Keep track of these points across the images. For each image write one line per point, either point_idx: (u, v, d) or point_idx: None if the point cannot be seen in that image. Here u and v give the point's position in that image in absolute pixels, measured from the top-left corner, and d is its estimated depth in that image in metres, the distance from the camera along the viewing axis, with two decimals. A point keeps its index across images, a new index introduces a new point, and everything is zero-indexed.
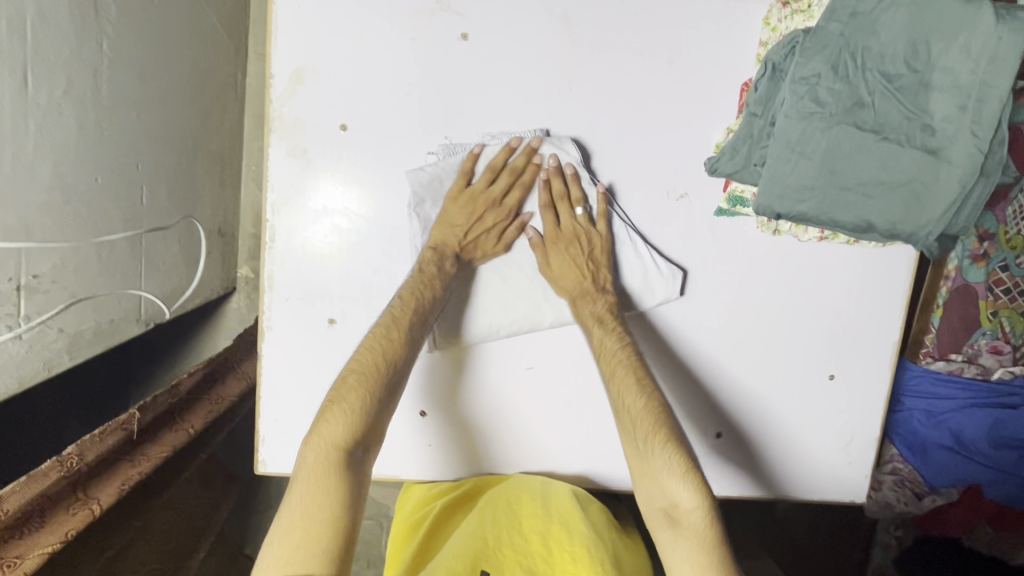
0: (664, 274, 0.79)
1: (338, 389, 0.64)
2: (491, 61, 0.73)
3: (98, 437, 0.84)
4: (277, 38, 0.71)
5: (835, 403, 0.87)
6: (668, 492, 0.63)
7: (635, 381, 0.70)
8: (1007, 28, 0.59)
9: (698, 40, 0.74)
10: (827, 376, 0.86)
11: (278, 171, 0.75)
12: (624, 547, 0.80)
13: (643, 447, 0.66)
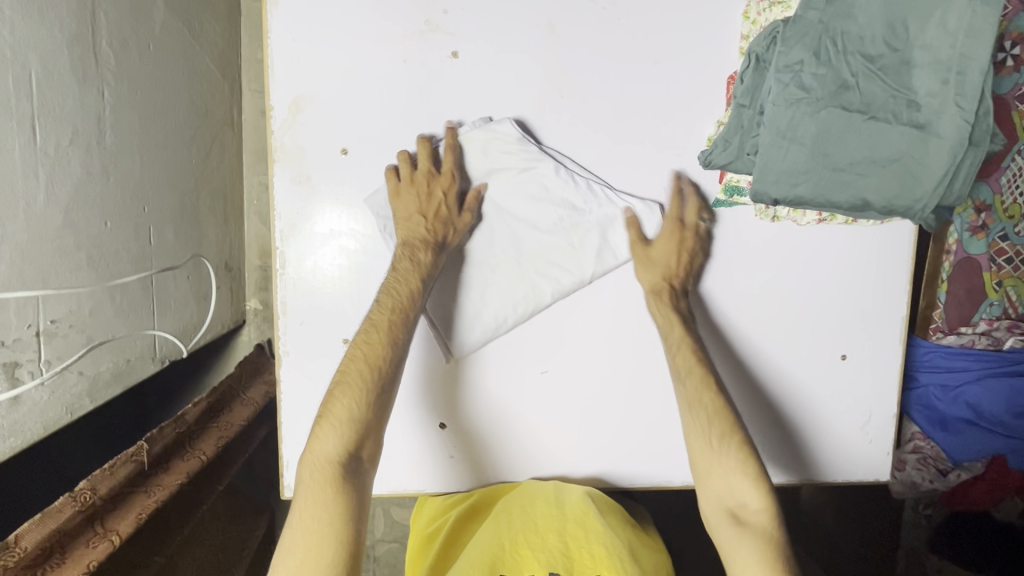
0: (639, 210, 0.78)
1: (327, 402, 0.66)
2: (482, 76, 0.75)
3: (109, 470, 0.86)
4: (274, 71, 0.73)
5: (848, 383, 0.87)
6: (737, 493, 0.69)
7: (709, 384, 0.74)
8: (981, 2, 0.61)
9: (682, 39, 0.76)
10: (839, 356, 0.86)
11: (282, 199, 0.76)
12: (640, 542, 0.81)
13: (719, 447, 0.71)
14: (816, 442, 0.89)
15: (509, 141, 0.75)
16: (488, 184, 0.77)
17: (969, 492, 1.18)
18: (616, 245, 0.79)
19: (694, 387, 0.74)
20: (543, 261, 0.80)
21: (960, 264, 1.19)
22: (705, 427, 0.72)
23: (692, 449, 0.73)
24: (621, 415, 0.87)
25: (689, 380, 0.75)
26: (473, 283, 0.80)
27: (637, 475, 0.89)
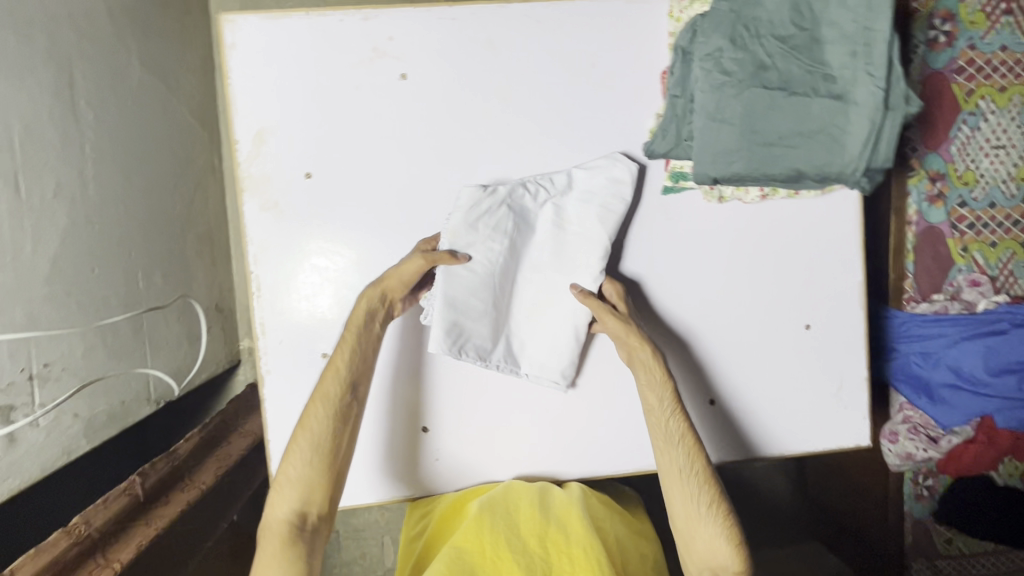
0: (600, 167, 0.81)
1: (284, 462, 0.77)
2: (430, 94, 0.80)
3: (103, 506, 0.90)
4: (237, 108, 0.78)
5: (814, 353, 0.90)
6: (714, 552, 0.79)
7: (685, 454, 0.82)
8: None
9: (617, 43, 0.81)
10: (804, 326, 0.89)
11: (253, 227, 0.80)
12: (621, 531, 0.92)
13: (704, 513, 0.80)
14: (795, 411, 0.91)
15: (473, 197, 0.79)
16: (468, 254, 0.79)
17: (964, 457, 1.19)
18: (607, 201, 0.81)
19: (685, 454, 0.82)
20: (571, 262, 0.83)
21: (923, 233, 1.25)
22: (690, 489, 0.81)
23: (677, 511, 0.82)
24: (595, 401, 0.92)
25: (681, 445, 0.82)
26: (453, 290, 0.79)
27: (618, 458, 0.93)
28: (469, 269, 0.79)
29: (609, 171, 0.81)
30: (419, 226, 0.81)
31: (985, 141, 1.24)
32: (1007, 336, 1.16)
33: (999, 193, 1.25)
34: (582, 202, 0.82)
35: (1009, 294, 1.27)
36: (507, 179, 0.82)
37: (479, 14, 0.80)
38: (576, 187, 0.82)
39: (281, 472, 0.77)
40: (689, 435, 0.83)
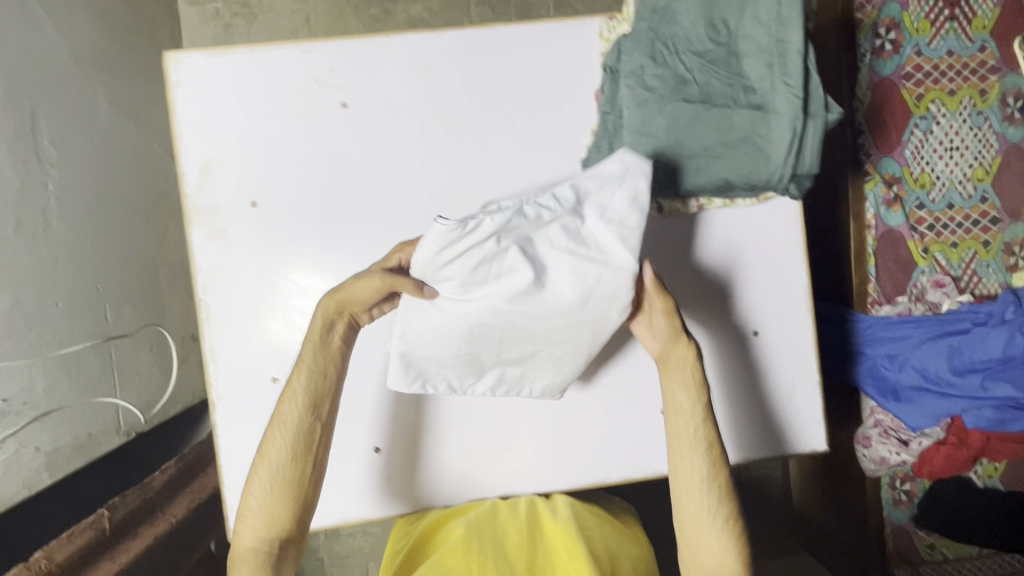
0: (614, 179, 0.72)
1: (247, 485, 0.79)
2: (370, 121, 0.82)
3: (66, 540, 0.92)
4: (183, 142, 0.80)
5: (763, 360, 0.91)
6: (718, 558, 0.81)
7: (707, 462, 0.82)
8: None
9: (550, 64, 0.83)
10: (751, 333, 0.90)
11: (201, 256, 0.81)
12: (614, 533, 0.98)
13: (719, 526, 0.82)
14: (755, 419, 0.92)
15: (451, 231, 0.71)
16: (434, 289, 0.75)
17: (936, 459, 1.20)
18: (624, 216, 0.71)
19: (706, 464, 0.82)
20: (589, 300, 0.74)
21: (883, 236, 1.27)
22: (705, 498, 0.82)
23: (687, 517, 0.83)
24: (549, 414, 0.94)
25: (710, 453, 0.82)
26: (431, 312, 0.76)
27: (575, 470, 0.96)
28: (436, 305, 0.75)
29: (628, 185, 0.71)
30: (363, 249, 0.83)
31: (939, 144, 1.26)
32: (968, 335, 1.15)
33: (956, 194, 1.28)
34: (600, 221, 0.72)
35: (973, 293, 1.29)
36: (449, 198, 0.83)
37: (415, 43, 0.82)
38: (586, 204, 0.73)
39: (244, 501, 0.79)
40: (717, 447, 0.83)
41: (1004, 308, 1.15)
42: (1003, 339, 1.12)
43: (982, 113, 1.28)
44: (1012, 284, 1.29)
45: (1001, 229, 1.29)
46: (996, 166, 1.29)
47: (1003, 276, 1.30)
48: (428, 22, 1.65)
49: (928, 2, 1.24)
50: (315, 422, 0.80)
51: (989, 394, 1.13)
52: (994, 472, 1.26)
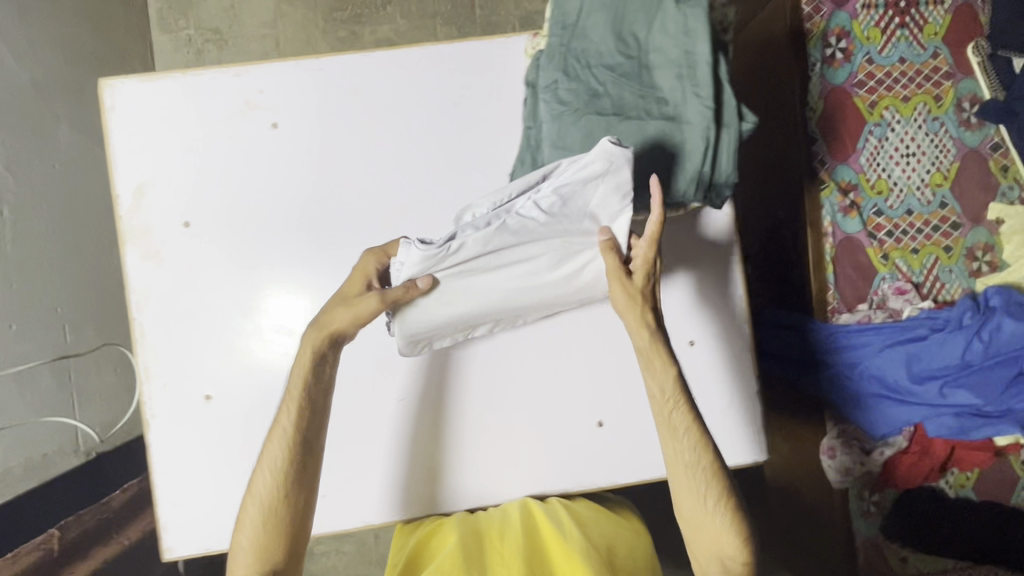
0: (590, 172, 0.71)
1: (239, 523, 0.77)
2: (298, 140, 0.84)
3: (15, 557, 0.96)
4: (117, 165, 0.82)
5: (698, 369, 0.99)
6: (720, 540, 0.80)
7: (690, 448, 0.81)
8: (687, 7, 0.70)
9: (475, 80, 0.84)
10: (687, 343, 0.98)
11: (136, 276, 0.83)
12: (612, 527, 0.97)
13: (712, 507, 0.80)
14: None
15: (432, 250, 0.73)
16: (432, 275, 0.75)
17: (899, 468, 1.21)
18: (607, 204, 0.73)
19: (693, 447, 0.81)
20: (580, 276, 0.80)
21: (842, 243, 1.25)
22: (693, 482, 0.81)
23: (684, 505, 0.82)
24: (487, 426, 0.97)
25: (688, 439, 0.81)
26: (422, 309, 0.77)
27: (514, 483, 0.97)
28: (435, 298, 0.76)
29: (608, 181, 0.71)
30: (292, 265, 0.84)
31: (894, 151, 1.26)
32: (927, 341, 1.16)
33: (914, 200, 1.27)
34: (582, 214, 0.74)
35: (935, 299, 1.27)
36: (376, 215, 0.84)
37: (342, 64, 0.84)
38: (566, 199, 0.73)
39: (235, 538, 0.77)
40: (696, 429, 0.81)
41: (961, 315, 1.15)
42: (962, 345, 1.13)
43: (937, 119, 1.28)
44: (976, 289, 1.27)
45: (962, 234, 1.28)
46: (954, 172, 1.28)
47: (966, 282, 1.28)
48: (395, 43, 1.68)
49: (877, 11, 1.25)
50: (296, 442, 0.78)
51: (948, 401, 1.14)
52: (966, 480, 1.23)
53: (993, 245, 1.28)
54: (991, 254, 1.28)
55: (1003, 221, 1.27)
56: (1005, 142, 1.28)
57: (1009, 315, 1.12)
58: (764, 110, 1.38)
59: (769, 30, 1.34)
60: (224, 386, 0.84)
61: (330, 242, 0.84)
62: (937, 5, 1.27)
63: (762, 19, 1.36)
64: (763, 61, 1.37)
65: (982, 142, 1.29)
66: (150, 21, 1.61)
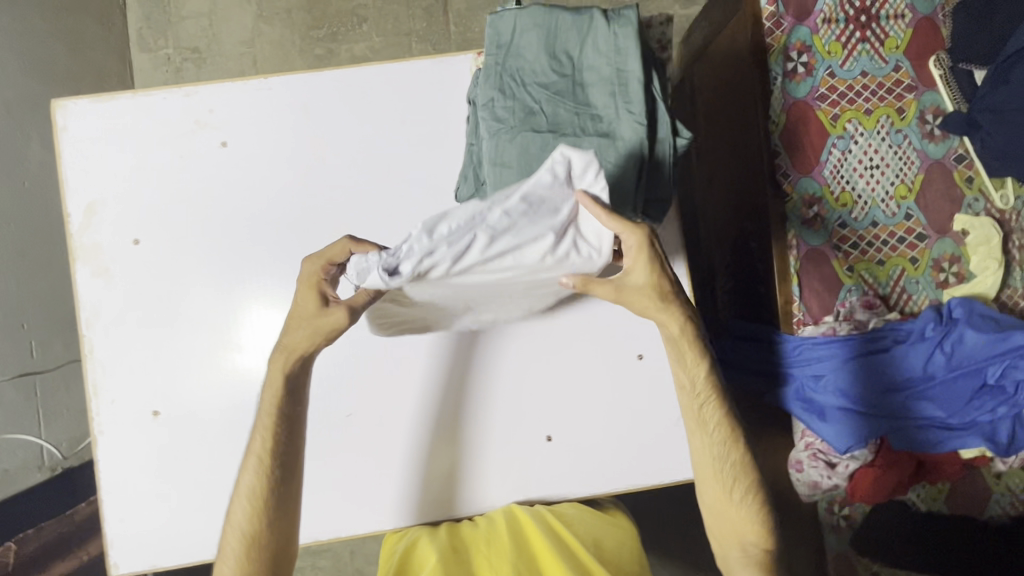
0: (558, 177, 0.64)
1: (221, 553, 0.78)
2: (247, 158, 0.85)
3: None
4: (68, 184, 0.84)
5: (648, 382, 0.96)
6: (742, 527, 0.87)
7: (720, 443, 0.86)
8: (617, 27, 0.73)
9: (422, 100, 0.86)
10: (636, 356, 0.96)
11: (86, 293, 0.84)
12: (599, 523, 0.97)
13: (739, 500, 0.87)
14: (645, 439, 0.96)
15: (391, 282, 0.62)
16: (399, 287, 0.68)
17: (859, 482, 1.17)
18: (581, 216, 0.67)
19: (722, 443, 0.86)
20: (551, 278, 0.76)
21: (807, 255, 1.25)
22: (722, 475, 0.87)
23: (712, 498, 0.88)
24: (440, 441, 0.95)
25: (718, 435, 0.86)
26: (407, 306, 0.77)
27: (467, 499, 0.96)
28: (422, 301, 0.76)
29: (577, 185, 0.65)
30: (241, 282, 0.85)
31: (858, 162, 1.27)
32: (887, 354, 1.18)
33: (879, 212, 1.27)
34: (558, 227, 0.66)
35: (902, 310, 1.27)
36: (324, 231, 0.85)
37: (291, 83, 0.86)
38: (536, 210, 0.64)
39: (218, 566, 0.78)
40: (726, 424, 0.86)
41: (924, 326, 1.17)
42: (924, 356, 1.16)
43: (900, 132, 1.28)
44: (942, 300, 1.27)
45: (928, 245, 1.27)
46: (918, 183, 1.28)
47: (933, 293, 1.28)
48: (372, 60, 1.70)
49: (838, 26, 1.26)
50: (274, 467, 0.78)
51: (910, 413, 1.16)
52: (940, 494, 1.22)
53: (959, 256, 1.28)
54: (958, 265, 1.28)
55: (967, 232, 1.27)
56: (970, 153, 1.29)
57: (970, 326, 1.14)
58: (729, 123, 1.40)
59: (732, 43, 1.34)
60: (171, 402, 0.84)
61: (278, 257, 0.85)
62: (898, 20, 1.28)
63: (725, 34, 1.36)
64: (728, 75, 1.37)
65: (946, 154, 1.29)
66: (130, 40, 1.63)
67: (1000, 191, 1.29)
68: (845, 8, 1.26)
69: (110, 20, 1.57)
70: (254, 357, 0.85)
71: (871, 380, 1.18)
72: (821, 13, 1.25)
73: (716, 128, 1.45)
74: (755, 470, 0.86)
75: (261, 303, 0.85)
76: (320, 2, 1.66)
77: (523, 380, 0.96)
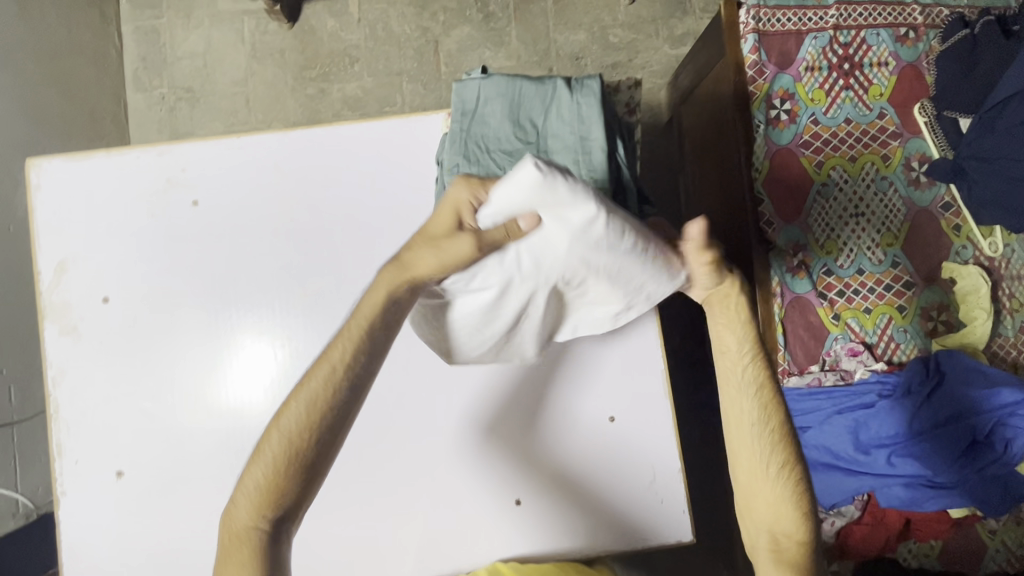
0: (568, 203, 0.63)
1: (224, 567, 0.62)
2: (219, 215, 0.86)
3: None
4: (39, 242, 0.85)
5: (620, 445, 0.94)
6: (780, 516, 0.72)
7: (760, 408, 0.74)
8: (580, 97, 0.74)
9: (393, 160, 0.87)
10: (607, 419, 0.94)
11: (54, 352, 0.85)
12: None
13: (774, 475, 0.73)
14: (621, 506, 0.92)
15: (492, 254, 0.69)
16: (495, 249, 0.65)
17: (851, 539, 1.17)
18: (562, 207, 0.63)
19: (760, 409, 0.74)
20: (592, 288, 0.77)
21: (791, 303, 1.23)
22: (756, 445, 0.74)
23: (746, 474, 0.74)
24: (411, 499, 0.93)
25: (758, 397, 0.74)
26: (497, 309, 0.75)
27: (438, 562, 0.92)
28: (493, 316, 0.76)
29: (555, 207, 0.63)
30: (213, 339, 0.85)
31: (843, 211, 1.26)
32: (874, 410, 1.15)
33: (865, 259, 1.25)
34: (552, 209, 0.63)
35: (889, 361, 1.24)
36: (292, 290, 0.85)
37: (264, 140, 0.87)
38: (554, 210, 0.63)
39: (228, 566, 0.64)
40: (768, 390, 0.75)
41: (910, 380, 1.15)
42: (912, 410, 1.13)
43: (886, 178, 1.27)
44: (931, 349, 1.24)
45: (916, 293, 1.25)
46: (905, 231, 1.27)
47: (922, 342, 1.25)
48: (363, 100, 1.71)
49: (821, 73, 1.26)
50: (304, 451, 0.63)
51: (896, 471, 1.12)
52: (932, 551, 1.18)
53: (948, 304, 1.25)
54: (947, 313, 1.25)
55: (955, 281, 1.26)
56: (956, 201, 1.28)
57: (961, 382, 1.12)
58: (715, 167, 1.39)
59: (716, 89, 1.34)
60: (133, 463, 0.83)
61: (248, 314, 0.85)
62: (881, 68, 1.28)
63: (710, 78, 1.37)
64: (712, 120, 1.37)
65: (932, 201, 1.28)
66: (126, 81, 1.67)
67: (989, 239, 1.27)
68: (828, 56, 1.26)
69: (106, 63, 1.61)
70: (230, 407, 0.84)
71: (861, 431, 1.15)
72: (804, 61, 1.26)
73: (703, 171, 1.46)
74: (795, 445, 0.73)
75: (234, 357, 0.85)
76: (312, 44, 1.69)
77: (503, 420, 0.94)
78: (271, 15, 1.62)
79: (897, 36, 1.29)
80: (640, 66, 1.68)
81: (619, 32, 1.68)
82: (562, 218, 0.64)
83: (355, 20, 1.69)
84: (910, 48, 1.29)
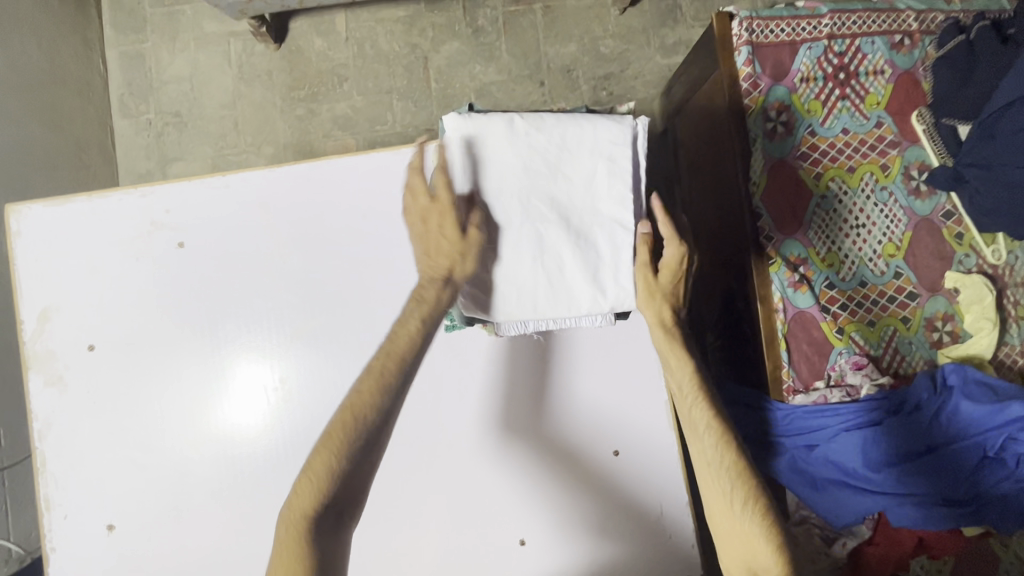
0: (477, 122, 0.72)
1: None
2: (206, 256, 0.86)
3: None
4: (22, 291, 0.85)
5: (626, 479, 0.96)
6: (755, 553, 0.69)
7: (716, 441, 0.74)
8: None
9: (385, 196, 0.86)
10: (612, 453, 0.97)
11: (39, 402, 0.84)
12: None
13: (742, 512, 0.70)
14: (628, 540, 0.95)
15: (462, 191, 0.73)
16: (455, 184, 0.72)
17: (865, 560, 1.14)
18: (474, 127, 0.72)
19: (714, 445, 0.74)
20: (573, 177, 0.74)
21: (794, 318, 1.20)
22: (721, 484, 0.72)
23: (713, 508, 0.73)
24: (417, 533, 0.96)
25: (708, 436, 0.74)
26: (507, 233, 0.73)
27: None
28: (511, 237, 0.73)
29: (471, 128, 0.72)
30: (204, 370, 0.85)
31: (843, 222, 1.24)
32: (883, 427, 1.12)
33: (867, 271, 1.24)
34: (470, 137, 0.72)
35: (896, 372, 1.22)
36: (283, 329, 0.85)
37: (250, 180, 0.86)
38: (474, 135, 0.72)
39: None
40: (719, 424, 0.74)
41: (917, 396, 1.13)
42: (915, 427, 1.11)
43: (885, 188, 1.25)
44: (937, 361, 1.22)
45: (919, 304, 1.24)
46: (906, 241, 1.25)
47: (927, 353, 1.23)
48: (354, 119, 1.68)
49: (816, 84, 1.24)
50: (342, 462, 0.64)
51: (907, 490, 1.09)
52: (944, 567, 1.17)
53: (952, 314, 1.24)
54: (952, 323, 1.24)
55: (959, 290, 1.23)
56: (958, 209, 1.26)
57: (965, 397, 1.11)
58: (710, 180, 1.38)
59: (709, 102, 1.32)
60: (121, 513, 0.83)
61: (238, 355, 0.85)
62: (877, 76, 1.26)
63: (702, 91, 1.35)
64: (705, 133, 1.36)
65: (933, 210, 1.26)
66: (112, 107, 1.65)
67: (991, 246, 1.25)
68: (822, 66, 1.24)
69: (91, 90, 1.58)
70: (225, 436, 0.84)
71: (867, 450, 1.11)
72: (798, 72, 1.24)
73: (698, 185, 1.44)
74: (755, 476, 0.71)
75: (225, 398, 0.85)
76: (300, 63, 1.67)
77: (507, 423, 0.98)
78: (257, 36, 1.60)
79: (892, 43, 1.27)
80: (632, 78, 1.66)
81: (609, 43, 1.66)
82: (488, 133, 0.72)
83: (342, 39, 1.66)
84: (906, 54, 1.27)
